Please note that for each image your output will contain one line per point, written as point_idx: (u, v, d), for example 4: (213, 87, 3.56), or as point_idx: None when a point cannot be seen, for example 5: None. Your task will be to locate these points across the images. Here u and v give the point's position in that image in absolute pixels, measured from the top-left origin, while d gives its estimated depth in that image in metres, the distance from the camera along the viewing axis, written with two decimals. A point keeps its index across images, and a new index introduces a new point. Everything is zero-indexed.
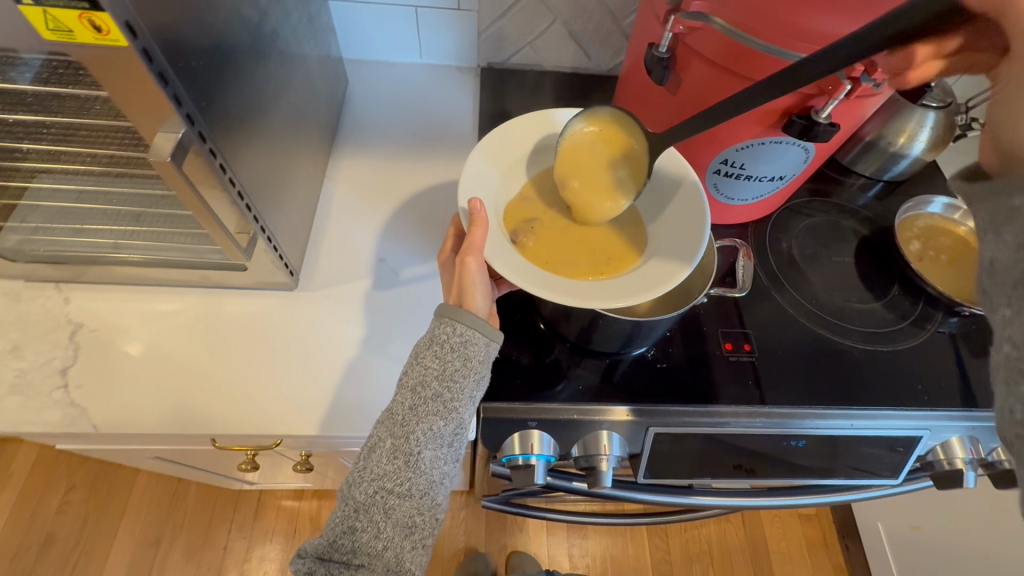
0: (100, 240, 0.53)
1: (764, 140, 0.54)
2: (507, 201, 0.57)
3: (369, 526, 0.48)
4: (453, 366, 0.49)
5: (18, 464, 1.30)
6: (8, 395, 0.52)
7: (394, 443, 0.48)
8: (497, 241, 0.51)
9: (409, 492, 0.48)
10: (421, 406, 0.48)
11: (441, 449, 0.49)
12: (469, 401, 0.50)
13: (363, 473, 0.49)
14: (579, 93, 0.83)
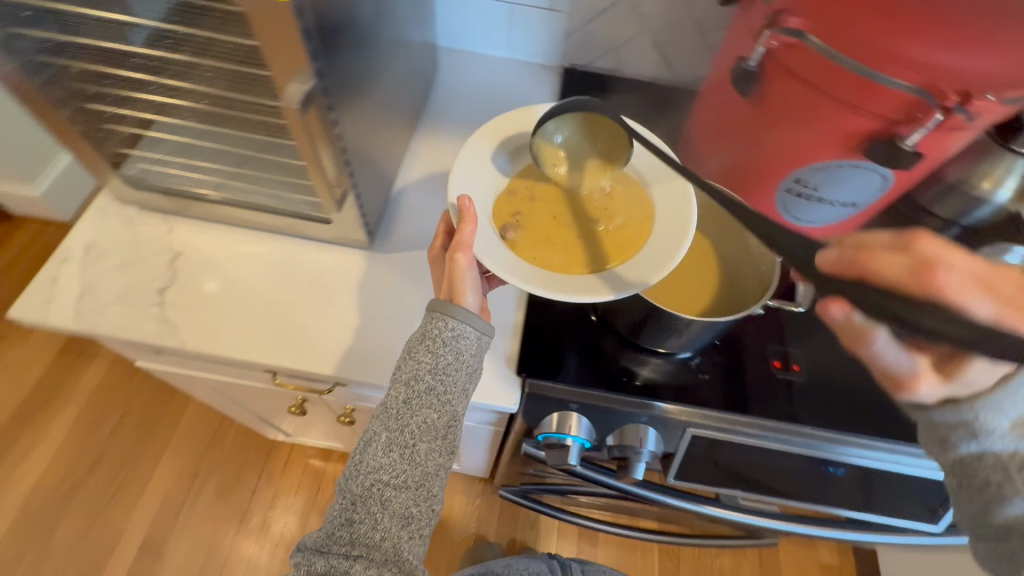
0: (207, 177, 0.59)
1: (843, 162, 0.54)
2: (495, 198, 0.58)
3: (366, 519, 0.49)
4: (446, 360, 0.51)
5: (83, 384, 1.42)
6: (114, 303, 0.59)
7: (389, 436, 0.50)
8: (489, 237, 0.53)
9: (406, 483, 0.50)
10: (415, 398, 0.51)
11: (435, 441, 0.51)
12: (461, 393, 0.53)
13: (359, 467, 0.51)
14: (655, 103, 0.85)
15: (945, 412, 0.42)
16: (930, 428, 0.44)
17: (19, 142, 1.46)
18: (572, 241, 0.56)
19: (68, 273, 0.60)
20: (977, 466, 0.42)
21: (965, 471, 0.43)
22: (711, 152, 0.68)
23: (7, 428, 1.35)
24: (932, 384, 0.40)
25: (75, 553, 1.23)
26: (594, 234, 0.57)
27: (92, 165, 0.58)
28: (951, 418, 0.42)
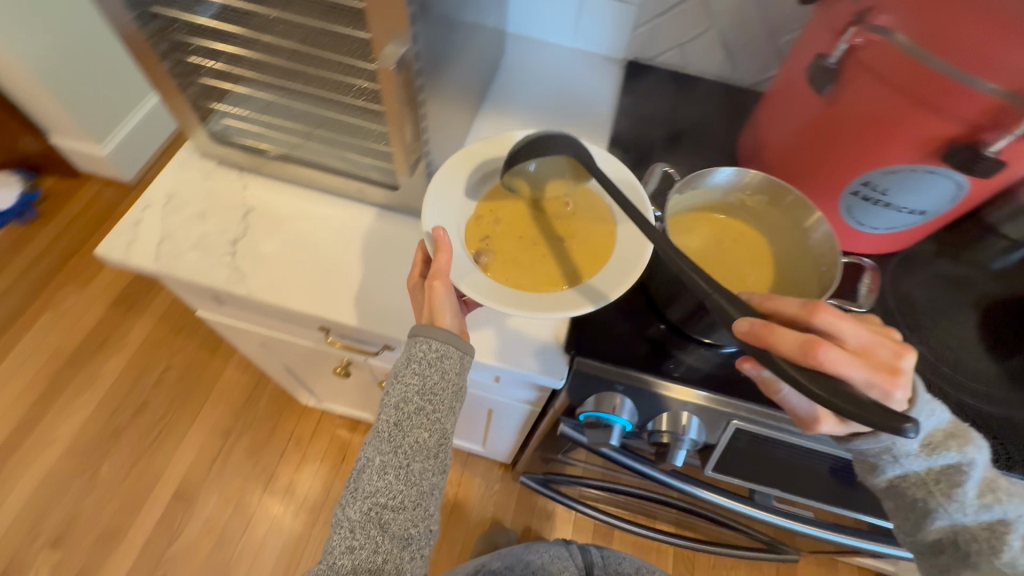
0: (288, 138, 0.62)
1: (917, 167, 0.54)
2: (465, 221, 0.57)
3: (366, 544, 0.50)
4: (433, 381, 0.54)
5: (132, 336, 1.49)
6: (191, 249, 0.62)
7: (384, 458, 0.53)
8: (463, 262, 0.54)
9: (403, 504, 0.52)
10: (406, 419, 0.53)
11: (428, 460, 0.54)
12: (448, 412, 0.55)
13: (356, 493, 0.52)
14: (718, 101, 0.85)
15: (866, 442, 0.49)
16: (861, 457, 0.51)
17: (92, 101, 1.53)
18: (543, 259, 0.56)
19: (150, 218, 0.64)
20: (902, 484, 0.50)
21: (898, 488, 0.51)
22: (778, 149, 0.68)
23: (61, 371, 1.43)
24: (832, 424, 0.48)
25: (113, 494, 1.29)
26: (562, 251, 0.57)
27: (182, 117, 0.62)
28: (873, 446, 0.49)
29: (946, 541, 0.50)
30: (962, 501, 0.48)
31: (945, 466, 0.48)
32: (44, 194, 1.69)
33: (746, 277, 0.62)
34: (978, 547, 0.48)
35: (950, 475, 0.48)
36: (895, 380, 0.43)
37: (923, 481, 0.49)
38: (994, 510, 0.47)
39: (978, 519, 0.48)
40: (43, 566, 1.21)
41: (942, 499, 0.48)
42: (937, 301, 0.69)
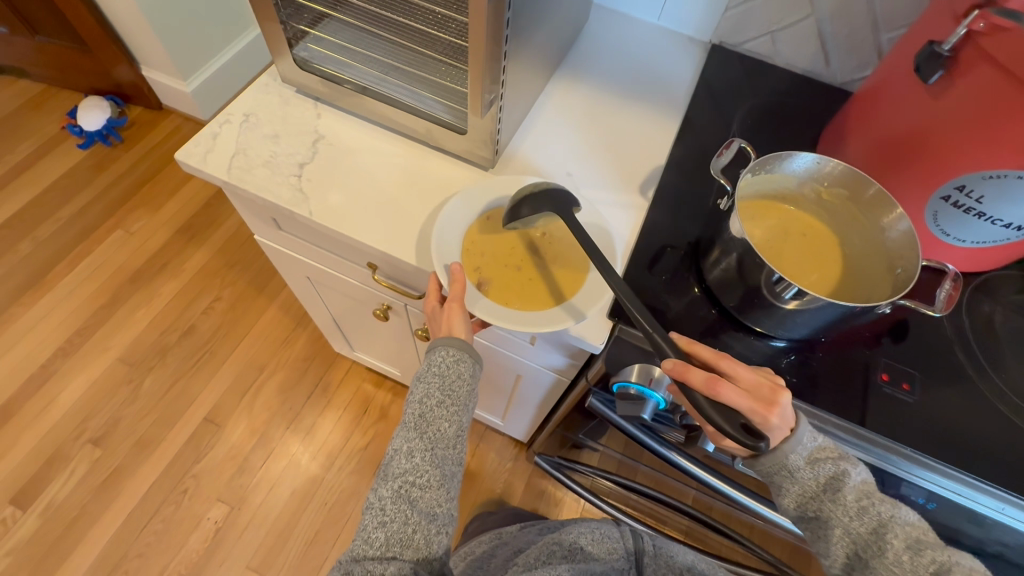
0: (373, 70, 0.65)
1: (1022, 174, 0.49)
2: (460, 248, 0.59)
3: (396, 517, 0.50)
4: (452, 378, 0.57)
5: (189, 264, 1.56)
6: (262, 166, 0.65)
7: (411, 444, 0.54)
8: (471, 294, 0.56)
9: (430, 483, 0.52)
10: (429, 409, 0.55)
11: (451, 448, 0.55)
12: (467, 407, 0.58)
13: (387, 474, 0.53)
14: (803, 95, 0.81)
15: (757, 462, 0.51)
16: (766, 475, 0.52)
17: (183, 39, 1.61)
18: (532, 284, 0.58)
19: (227, 132, 0.67)
20: (799, 499, 0.50)
21: (800, 508, 0.51)
22: (867, 146, 0.64)
23: (123, 286, 1.52)
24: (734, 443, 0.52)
25: (153, 407, 1.37)
26: (548, 275, 0.59)
27: (272, 39, 0.64)
28: (763, 464, 0.51)
29: (854, 557, 0.49)
30: (848, 506, 0.48)
31: (827, 477, 0.49)
32: (129, 122, 1.80)
33: (813, 268, 0.59)
34: (872, 554, 0.47)
35: (833, 482, 0.49)
36: (771, 411, 0.47)
37: (811, 491, 0.50)
38: (872, 512, 0.48)
39: (862, 522, 0.48)
40: (82, 461, 1.29)
41: (833, 507, 0.49)
42: (1012, 333, 0.64)
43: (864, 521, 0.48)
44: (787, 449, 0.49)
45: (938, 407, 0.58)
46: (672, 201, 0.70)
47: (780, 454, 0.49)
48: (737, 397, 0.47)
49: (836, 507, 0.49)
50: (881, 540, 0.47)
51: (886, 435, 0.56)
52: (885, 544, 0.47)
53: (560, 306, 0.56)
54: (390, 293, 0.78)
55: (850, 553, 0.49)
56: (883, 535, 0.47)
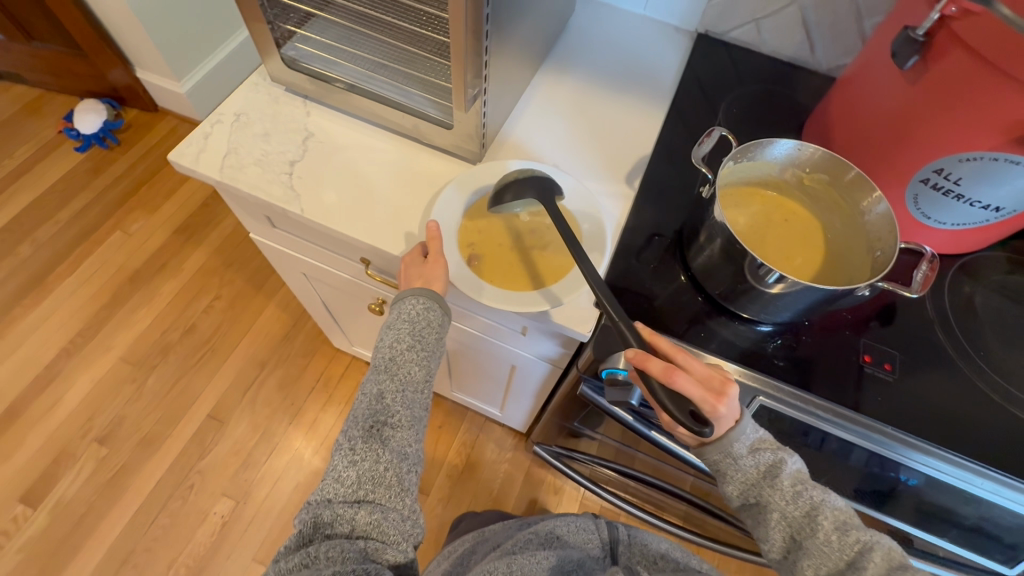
0: (359, 67, 0.66)
1: (998, 155, 0.50)
2: (456, 228, 0.62)
3: (368, 456, 0.51)
4: (422, 323, 0.58)
5: (188, 264, 1.58)
6: (253, 164, 0.66)
7: (381, 386, 0.55)
8: (459, 270, 0.59)
9: (401, 422, 0.54)
10: (400, 353, 0.57)
11: (420, 392, 0.57)
12: (435, 352, 0.59)
13: (358, 417, 0.54)
14: (788, 83, 0.82)
15: (705, 452, 0.55)
16: (712, 465, 0.56)
17: (177, 40, 1.62)
18: (518, 268, 0.60)
19: (218, 131, 0.68)
20: (742, 486, 0.55)
21: (743, 495, 0.55)
22: (849, 133, 0.65)
23: (123, 287, 1.54)
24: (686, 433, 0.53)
25: (156, 405, 1.39)
26: (536, 262, 0.61)
27: (260, 39, 0.65)
28: (710, 454, 0.55)
29: (790, 538, 0.53)
30: (785, 490, 0.53)
31: (767, 464, 0.53)
32: (125, 123, 1.81)
33: (796, 253, 0.60)
34: (806, 534, 0.52)
35: (773, 469, 0.53)
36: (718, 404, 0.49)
37: (753, 479, 0.54)
38: (806, 496, 0.52)
39: (797, 505, 0.52)
40: (88, 459, 1.31)
41: (771, 493, 0.53)
42: (994, 313, 0.65)
43: (798, 504, 0.52)
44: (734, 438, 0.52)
45: (919, 386, 0.60)
46: (658, 190, 0.71)
47: (728, 446, 0.53)
48: (691, 387, 0.48)
49: (774, 492, 0.53)
50: (814, 522, 0.52)
51: (869, 414, 0.58)
52: (817, 525, 0.51)
53: (539, 291, 0.59)
54: (384, 287, 0.79)
55: (788, 535, 0.53)
56: (815, 517, 0.52)
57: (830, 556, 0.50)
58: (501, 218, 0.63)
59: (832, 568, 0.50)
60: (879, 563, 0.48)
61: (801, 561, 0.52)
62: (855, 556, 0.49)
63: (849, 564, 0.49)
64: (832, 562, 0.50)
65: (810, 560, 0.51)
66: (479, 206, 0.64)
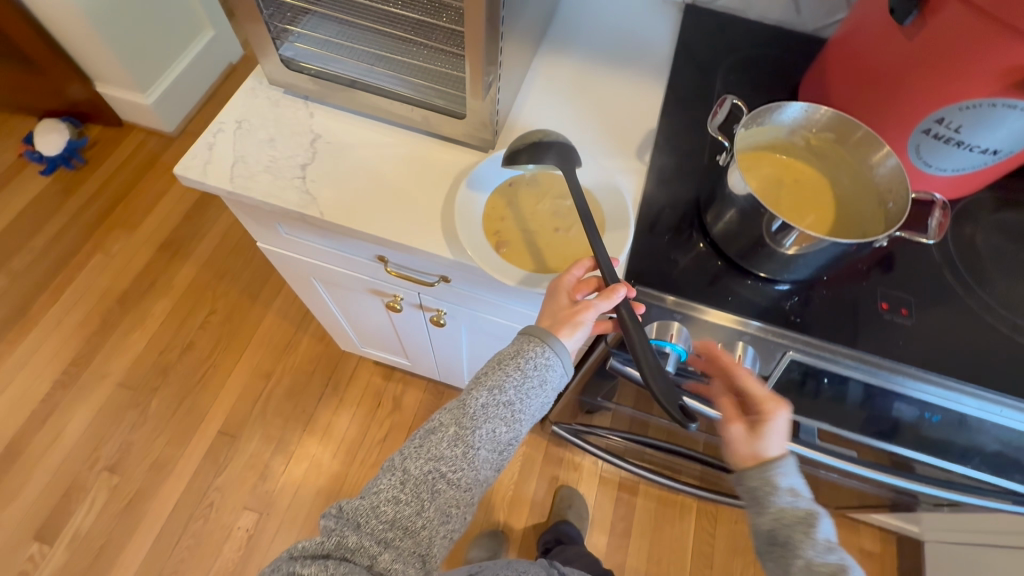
0: (361, 61, 0.64)
1: (997, 101, 0.52)
2: (481, 215, 0.63)
3: (413, 502, 0.51)
4: (530, 383, 0.56)
5: (178, 281, 1.54)
6: (263, 171, 0.65)
7: (459, 431, 0.54)
8: (490, 257, 0.60)
9: (459, 481, 0.53)
10: (492, 405, 0.55)
11: (494, 452, 0.56)
12: (528, 418, 0.58)
13: (421, 450, 0.54)
14: (779, 46, 0.83)
15: (751, 471, 0.55)
16: (749, 490, 0.55)
17: (138, 49, 1.55)
18: (546, 250, 0.62)
19: (222, 140, 0.66)
20: (775, 519, 0.53)
21: (771, 531, 0.53)
22: (848, 89, 0.67)
23: (112, 310, 1.49)
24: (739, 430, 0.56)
25: (164, 426, 1.36)
26: (563, 242, 0.63)
27: (256, 40, 0.63)
28: (754, 476, 0.55)
29: None
30: (817, 542, 0.51)
31: (805, 510, 0.53)
32: (90, 141, 1.74)
33: (808, 211, 0.62)
34: None
35: (810, 518, 0.52)
36: (765, 407, 0.55)
37: (787, 518, 0.52)
38: (837, 557, 0.50)
39: (826, 560, 0.50)
40: (102, 489, 1.29)
41: (803, 540, 0.51)
42: (993, 251, 0.69)
43: (827, 560, 0.50)
44: (779, 465, 0.54)
45: (934, 327, 0.63)
46: (668, 161, 0.72)
47: (773, 470, 0.54)
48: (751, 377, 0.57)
49: (806, 541, 0.51)
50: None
51: (893, 357, 0.60)
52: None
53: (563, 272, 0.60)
54: (400, 283, 0.79)
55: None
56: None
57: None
58: (523, 200, 0.64)
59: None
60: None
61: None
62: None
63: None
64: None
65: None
66: (503, 192, 0.64)
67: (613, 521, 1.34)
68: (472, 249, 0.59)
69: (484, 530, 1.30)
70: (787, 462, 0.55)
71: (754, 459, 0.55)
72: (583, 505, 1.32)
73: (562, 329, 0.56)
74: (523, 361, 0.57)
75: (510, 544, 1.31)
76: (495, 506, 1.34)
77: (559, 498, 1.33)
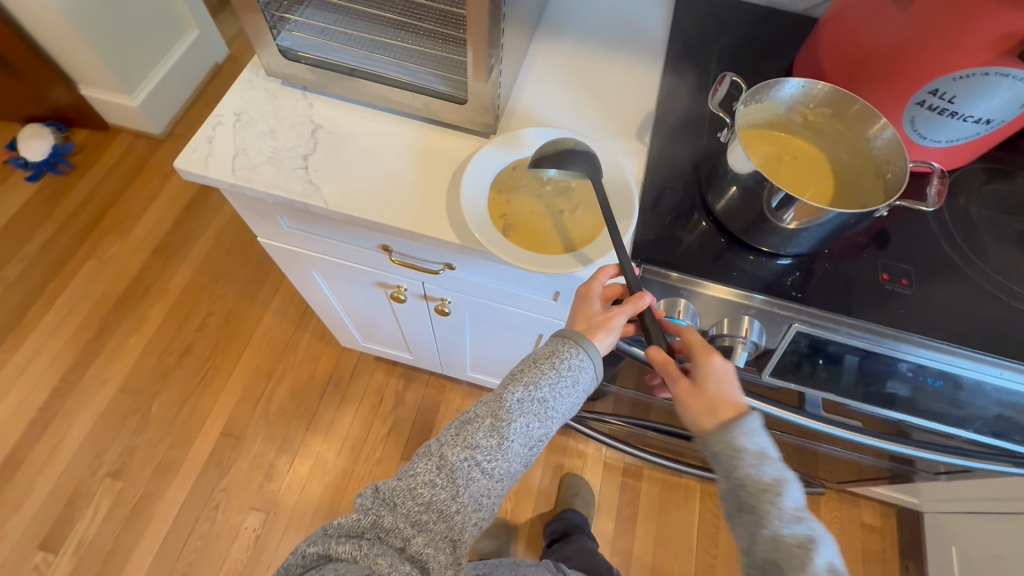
0: (359, 49, 0.64)
1: (989, 70, 0.54)
2: (487, 199, 0.63)
3: (447, 487, 0.52)
4: (565, 382, 0.57)
5: (174, 284, 1.53)
6: (266, 163, 0.65)
7: (494, 422, 0.55)
8: (500, 241, 0.60)
9: (492, 471, 0.54)
10: (527, 401, 0.56)
11: (527, 446, 0.57)
12: (560, 417, 0.59)
13: (457, 438, 0.55)
14: (771, 25, 0.84)
15: (714, 440, 0.54)
16: (716, 456, 0.54)
17: (123, 50, 1.53)
18: (553, 231, 0.63)
19: (222, 134, 0.66)
20: (742, 487, 0.52)
21: (737, 497, 0.53)
22: (841, 65, 0.68)
23: (107, 316, 1.48)
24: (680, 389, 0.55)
25: (166, 431, 1.35)
26: (568, 223, 0.63)
27: (254, 31, 0.63)
28: (719, 445, 0.53)
29: (771, 563, 0.49)
30: (783, 511, 0.50)
31: (772, 479, 0.51)
32: (77, 146, 1.71)
33: (808, 185, 0.63)
34: (793, 565, 0.48)
35: (778, 487, 0.51)
36: (696, 366, 0.55)
37: (755, 487, 0.51)
38: (804, 525, 0.50)
39: (792, 531, 0.49)
40: (105, 495, 1.28)
41: (769, 508, 0.51)
42: (987, 220, 0.71)
43: (793, 531, 0.49)
44: (740, 430, 0.52)
45: (933, 294, 0.65)
46: (668, 142, 0.73)
47: (736, 439, 0.52)
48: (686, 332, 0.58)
49: (772, 509, 0.51)
50: (806, 555, 0.48)
51: (896, 325, 0.62)
52: (808, 559, 0.48)
53: (572, 254, 0.61)
54: (404, 272, 0.79)
55: (770, 559, 0.49)
56: (808, 552, 0.48)
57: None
58: (529, 183, 0.65)
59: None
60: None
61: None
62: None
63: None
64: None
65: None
66: (508, 176, 0.65)
67: (620, 506, 1.35)
68: (480, 233, 0.60)
69: (492, 520, 1.31)
70: (749, 426, 0.52)
71: (710, 421, 0.54)
72: (589, 492, 1.33)
73: (596, 333, 0.58)
74: (558, 361, 0.57)
75: (518, 533, 1.32)
76: (502, 496, 1.35)
77: (564, 486, 1.33)
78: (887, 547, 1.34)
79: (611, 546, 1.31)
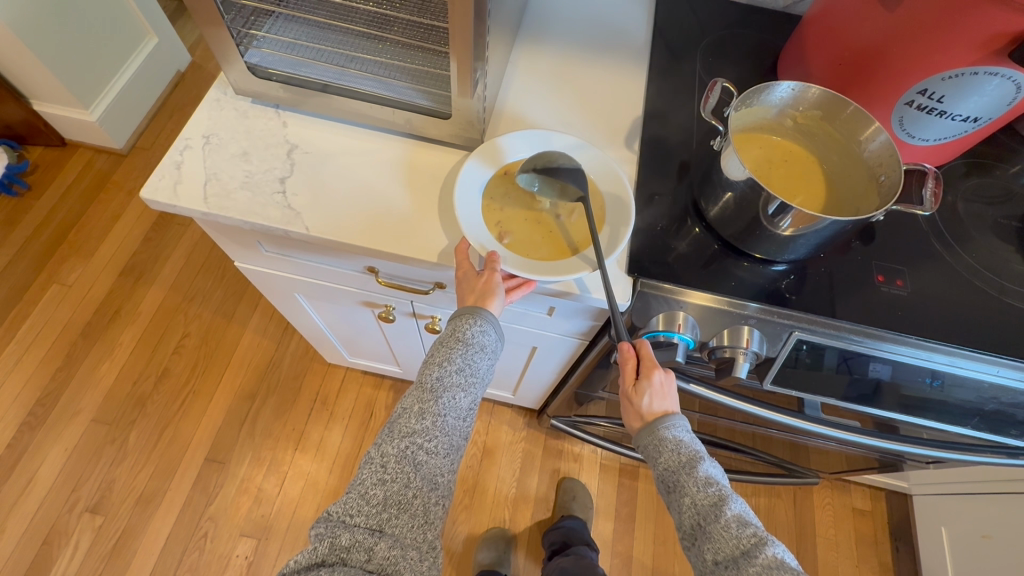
0: (332, 64, 0.61)
1: (977, 70, 0.53)
2: (480, 213, 0.60)
3: (398, 478, 0.53)
4: (474, 349, 0.60)
5: (145, 305, 1.46)
6: (240, 189, 0.61)
7: (423, 405, 0.57)
8: (497, 250, 0.58)
9: (436, 449, 0.56)
10: (447, 376, 0.59)
11: (461, 417, 0.60)
12: (482, 381, 0.62)
13: (393, 432, 0.56)
14: (753, 23, 0.83)
15: (642, 434, 0.60)
16: (644, 447, 0.61)
17: (76, 63, 1.45)
18: (551, 236, 0.61)
19: (190, 158, 0.62)
20: (664, 468, 0.59)
21: (664, 478, 0.59)
22: (828, 65, 0.68)
23: (76, 343, 1.41)
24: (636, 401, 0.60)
25: (147, 459, 1.30)
26: (566, 226, 0.61)
27: (218, 48, 0.59)
28: (645, 438, 0.60)
29: (697, 527, 0.55)
30: (698, 479, 0.57)
31: (688, 455, 0.58)
32: (32, 166, 1.61)
33: (800, 190, 0.62)
34: (710, 521, 0.54)
35: (692, 459, 0.58)
36: (639, 381, 0.60)
37: (673, 465, 0.58)
38: (715, 487, 0.56)
39: (706, 493, 0.56)
40: (85, 532, 1.22)
41: (687, 479, 0.57)
42: (974, 215, 0.71)
43: (707, 492, 0.56)
44: (665, 423, 0.59)
45: (929, 293, 0.64)
46: (657, 148, 0.71)
47: (659, 428, 0.59)
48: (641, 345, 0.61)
49: (690, 480, 0.57)
50: (719, 509, 0.54)
51: (896, 329, 0.61)
52: (721, 512, 0.54)
53: (577, 257, 0.59)
54: (392, 292, 0.76)
55: (695, 522, 0.55)
56: (721, 506, 0.54)
57: (727, 541, 0.52)
58: (522, 194, 0.63)
59: (728, 553, 0.52)
60: (770, 554, 0.50)
61: (704, 546, 0.54)
62: (750, 545, 0.51)
63: (743, 552, 0.51)
64: (729, 548, 0.52)
65: (712, 543, 0.53)
66: (498, 183, 0.63)
67: (618, 507, 1.35)
68: (478, 244, 0.57)
69: (491, 529, 1.29)
70: (674, 419, 0.59)
71: (640, 422, 0.61)
72: (587, 496, 1.32)
73: (488, 302, 0.59)
74: (462, 335, 0.60)
75: (517, 540, 1.31)
76: (499, 504, 1.33)
77: (562, 491, 1.32)
78: (877, 530, 1.37)
79: (612, 547, 1.31)
